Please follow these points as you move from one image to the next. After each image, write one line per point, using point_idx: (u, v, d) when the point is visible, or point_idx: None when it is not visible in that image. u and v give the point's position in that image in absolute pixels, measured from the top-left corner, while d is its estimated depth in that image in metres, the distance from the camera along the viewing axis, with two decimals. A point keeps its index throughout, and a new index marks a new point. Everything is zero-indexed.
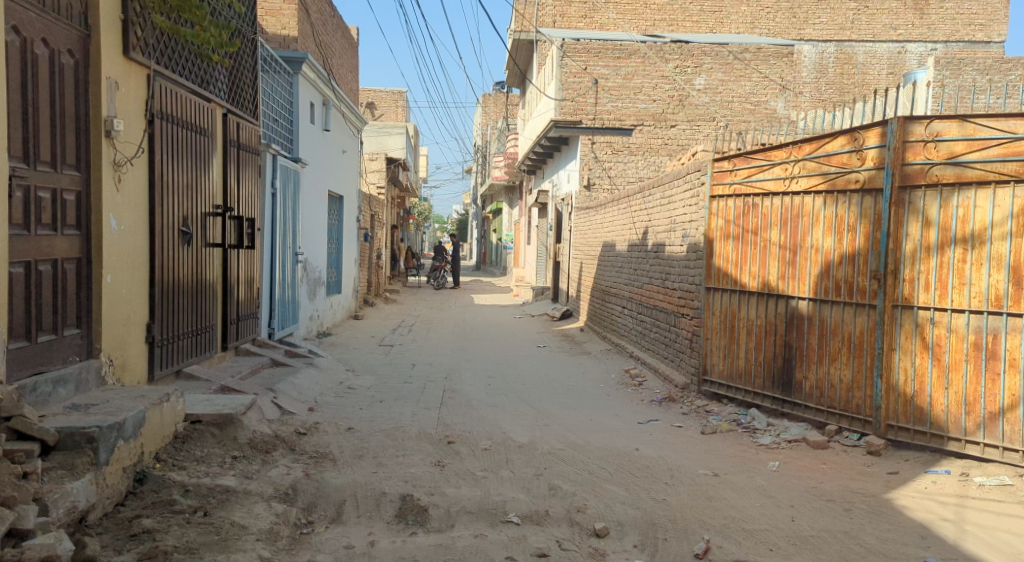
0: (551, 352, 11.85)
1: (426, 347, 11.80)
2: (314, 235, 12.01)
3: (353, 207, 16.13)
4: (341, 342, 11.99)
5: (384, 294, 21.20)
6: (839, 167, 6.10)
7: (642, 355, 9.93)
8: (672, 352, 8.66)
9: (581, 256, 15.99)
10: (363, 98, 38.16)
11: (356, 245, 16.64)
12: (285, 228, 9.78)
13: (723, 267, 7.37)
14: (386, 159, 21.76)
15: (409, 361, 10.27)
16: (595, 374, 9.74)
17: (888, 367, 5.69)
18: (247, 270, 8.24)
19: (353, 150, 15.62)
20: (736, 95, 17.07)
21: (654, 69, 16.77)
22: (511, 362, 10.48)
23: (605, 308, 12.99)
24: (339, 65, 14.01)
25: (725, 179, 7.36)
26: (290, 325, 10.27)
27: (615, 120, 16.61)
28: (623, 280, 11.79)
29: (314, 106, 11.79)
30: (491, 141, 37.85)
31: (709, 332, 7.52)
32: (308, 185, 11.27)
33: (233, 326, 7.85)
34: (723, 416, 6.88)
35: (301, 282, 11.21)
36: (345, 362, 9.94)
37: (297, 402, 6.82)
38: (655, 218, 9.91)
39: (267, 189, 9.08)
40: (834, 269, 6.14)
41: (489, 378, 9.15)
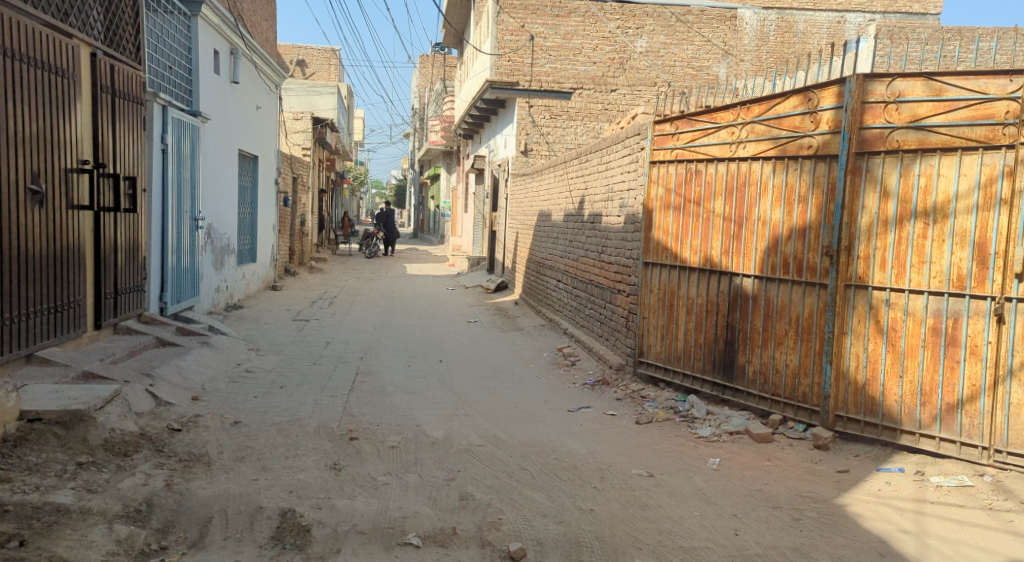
0: (482, 328, 11.14)
1: (346, 322, 10.93)
2: (219, 198, 10.94)
3: (272, 169, 15.01)
4: (252, 317, 11.03)
5: (310, 262, 20.11)
6: (791, 131, 5.49)
7: (577, 332, 9.30)
8: (607, 330, 8.06)
9: (517, 226, 15.27)
10: (292, 55, 36.29)
11: (276, 210, 15.54)
12: (177, 189, 8.76)
13: (662, 240, 6.74)
14: (312, 118, 20.53)
15: (324, 339, 9.40)
16: (526, 352, 9.09)
17: (838, 353, 5.12)
18: (126, 238, 7.29)
19: (270, 107, 14.46)
20: (678, 59, 16.43)
21: (595, 29, 15.96)
22: (436, 340, 9.73)
23: (540, 281, 12.31)
24: (250, 11, 12.80)
25: (666, 144, 6.70)
26: (188, 297, 9.29)
27: (553, 83, 15.90)
28: (558, 252, 11.13)
29: (216, 54, 10.77)
30: (428, 104, 36.55)
31: (646, 310, 6.91)
32: (209, 143, 10.20)
33: (110, 301, 6.93)
34: (659, 403, 6.29)
35: (203, 250, 10.20)
36: (252, 340, 9.04)
37: (179, 391, 5.94)
38: (593, 186, 9.23)
39: (153, 145, 8.07)
40: (783, 244, 5.55)
41: (410, 358, 8.38)
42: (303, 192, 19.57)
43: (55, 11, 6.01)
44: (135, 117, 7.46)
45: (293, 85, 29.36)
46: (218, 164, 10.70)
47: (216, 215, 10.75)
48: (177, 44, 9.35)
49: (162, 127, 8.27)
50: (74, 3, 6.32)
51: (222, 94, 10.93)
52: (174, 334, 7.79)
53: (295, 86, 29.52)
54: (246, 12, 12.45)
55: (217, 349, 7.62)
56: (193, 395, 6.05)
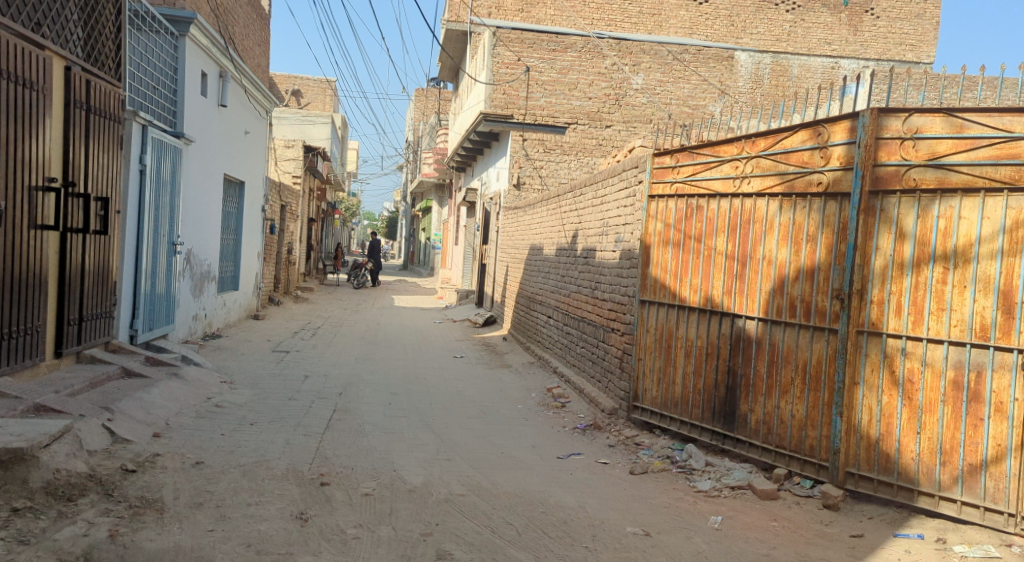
0: (468, 364, 10.73)
1: (327, 355, 10.51)
2: (201, 223, 10.58)
3: (259, 195, 14.68)
4: (230, 347, 10.59)
5: (295, 292, 19.68)
6: (799, 167, 5.20)
7: (567, 371, 8.93)
8: (599, 370, 7.70)
9: (507, 260, 14.95)
10: (287, 84, 36.25)
11: (261, 237, 15.17)
12: (155, 213, 8.40)
13: (660, 278, 6.40)
14: (304, 146, 20.36)
15: (302, 372, 8.98)
16: (513, 391, 8.69)
17: (849, 404, 4.77)
18: (95, 261, 6.91)
19: (259, 133, 14.19)
20: (674, 97, 16.31)
21: (591, 65, 15.88)
22: (420, 376, 9.32)
23: (529, 316, 11.95)
24: (242, 35, 12.58)
25: (666, 177, 6.41)
26: (161, 325, 8.87)
27: (548, 117, 15.72)
28: (549, 287, 10.80)
29: (204, 76, 10.49)
30: (422, 136, 36.46)
31: (642, 351, 6.56)
32: (191, 166, 9.87)
33: (73, 328, 6.52)
34: (655, 451, 5.91)
35: (181, 276, 9.81)
36: (226, 372, 8.61)
37: (138, 427, 5.52)
38: (587, 219, 8.93)
39: (131, 165, 7.72)
40: (790, 285, 5.23)
41: (391, 395, 7.97)
42: (291, 220, 19.22)
43: (25, 19, 5.70)
44: (111, 135, 7.14)
45: (287, 113, 29.19)
46: (201, 187, 10.37)
47: (196, 240, 10.38)
48: (161, 63, 9.07)
49: (141, 147, 7.94)
50: (48, 13, 6.03)
51: (208, 117, 10.64)
52: (142, 364, 7.36)
53: (289, 114, 29.34)
54: (237, 35, 12.22)
55: (186, 382, 7.19)
56: (154, 431, 5.62)
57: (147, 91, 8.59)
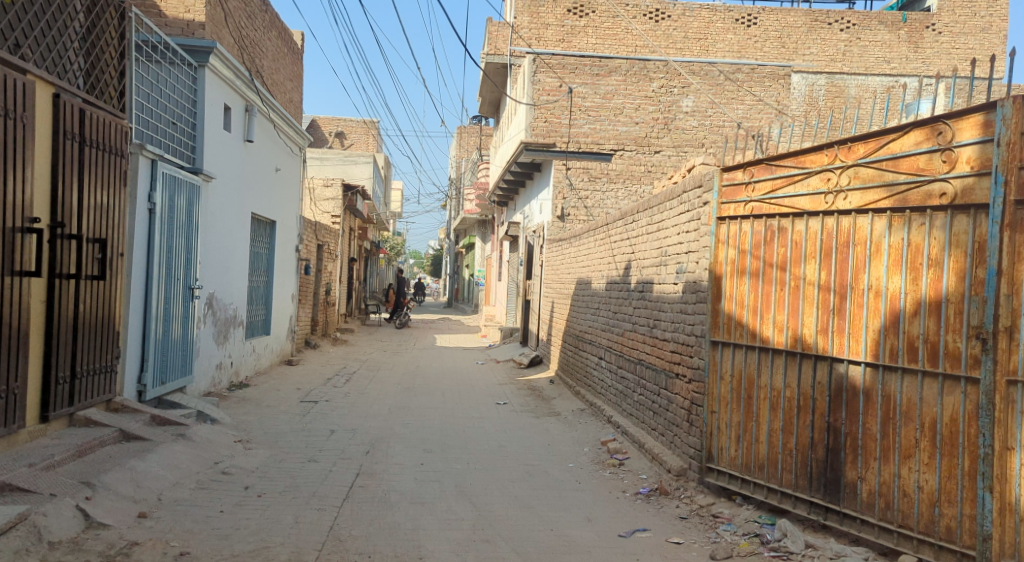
0: (512, 411, 9.74)
1: (359, 405, 9.66)
2: (224, 265, 9.90)
3: (292, 235, 14.07)
4: (255, 397, 9.82)
5: (335, 334, 19.00)
6: (911, 175, 4.20)
7: (624, 421, 7.90)
8: (662, 423, 6.67)
9: (553, 295, 14.01)
10: (330, 126, 36.20)
11: (296, 278, 14.52)
12: (167, 255, 7.70)
13: (735, 314, 5.38)
14: (343, 185, 19.84)
15: (328, 427, 8.12)
16: (563, 445, 7.70)
17: (1002, 476, 3.70)
18: (91, 309, 6.18)
19: (292, 170, 13.61)
20: (728, 119, 15.21)
21: (637, 89, 14.98)
22: (459, 428, 8.38)
23: (578, 357, 10.94)
24: (271, 68, 12.04)
25: (738, 196, 5.41)
26: (178, 377, 8.13)
27: (593, 144, 14.82)
28: (599, 325, 9.82)
29: (228, 109, 9.88)
30: (464, 172, 36.02)
31: (715, 402, 5.52)
32: (212, 205, 9.21)
33: (63, 386, 5.79)
34: (738, 527, 4.84)
35: (202, 323, 9.10)
36: (244, 429, 7.79)
37: (121, 508, 4.68)
38: (641, 249, 7.96)
39: (137, 203, 7.04)
40: (907, 322, 4.18)
41: (424, 454, 7.05)
42: (330, 261, 18.62)
43: None
44: (113, 171, 6.47)
45: (329, 155, 28.95)
46: (224, 227, 9.71)
47: (219, 283, 9.70)
48: (178, 95, 8.45)
49: (152, 184, 7.29)
50: (30, 33, 5.37)
51: (232, 153, 10.02)
52: (147, 424, 6.58)
53: (330, 156, 29.04)
54: (266, 69, 11.68)
55: (194, 444, 6.38)
56: (141, 510, 4.78)
57: (162, 126, 7.97)
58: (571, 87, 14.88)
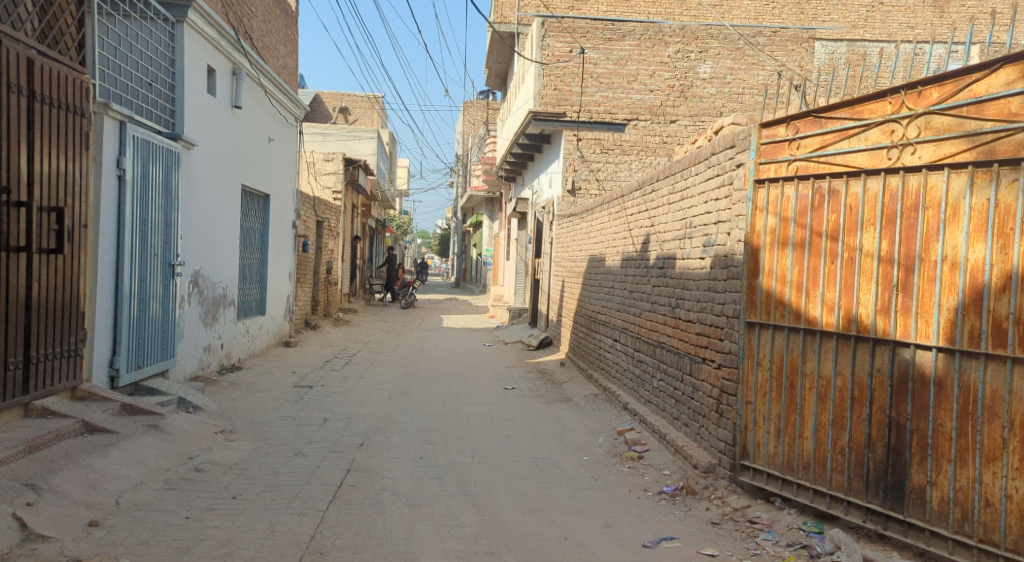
0: (520, 396, 9.10)
1: (357, 390, 9.04)
2: (211, 240, 9.24)
3: (289, 210, 13.40)
4: (247, 382, 9.22)
5: (337, 314, 18.39)
6: (997, 122, 3.49)
7: (642, 410, 7.26)
8: (687, 413, 6.02)
9: (563, 273, 13.29)
10: (333, 103, 35.38)
11: (294, 256, 13.86)
12: (141, 227, 7.05)
13: (776, 291, 4.68)
14: (344, 159, 19.16)
15: (321, 415, 7.50)
16: (576, 435, 7.06)
17: None
18: (45, 286, 5.54)
19: (287, 142, 12.93)
20: (747, 86, 14.37)
21: (652, 54, 14.15)
22: (462, 415, 7.75)
23: (591, 339, 10.27)
24: (261, 30, 11.25)
25: (780, 155, 4.69)
26: (157, 361, 7.51)
27: (605, 113, 14.05)
28: (613, 305, 9.15)
29: (212, 73, 9.18)
30: (470, 148, 35.20)
31: (752, 392, 4.83)
32: (195, 175, 8.54)
33: (14, 372, 5.20)
34: (780, 535, 4.19)
35: (186, 302, 8.47)
36: (229, 417, 7.18)
37: (69, 515, 4.06)
38: (662, 221, 7.26)
39: (102, 169, 6.37)
40: (991, 300, 3.48)
41: (424, 446, 6.41)
42: (331, 238, 17.94)
43: None
44: (69, 133, 5.89)
45: (332, 129, 27.89)
46: (210, 200, 9.06)
47: (206, 259, 9.06)
48: (153, 53, 7.75)
49: (120, 150, 6.64)
50: None
51: (218, 120, 9.35)
52: (117, 413, 5.97)
53: (333, 131, 28.03)
54: (255, 31, 10.95)
55: (167, 437, 5.76)
56: (93, 517, 4.17)
57: (134, 86, 7.31)
58: (583, 51, 14.08)
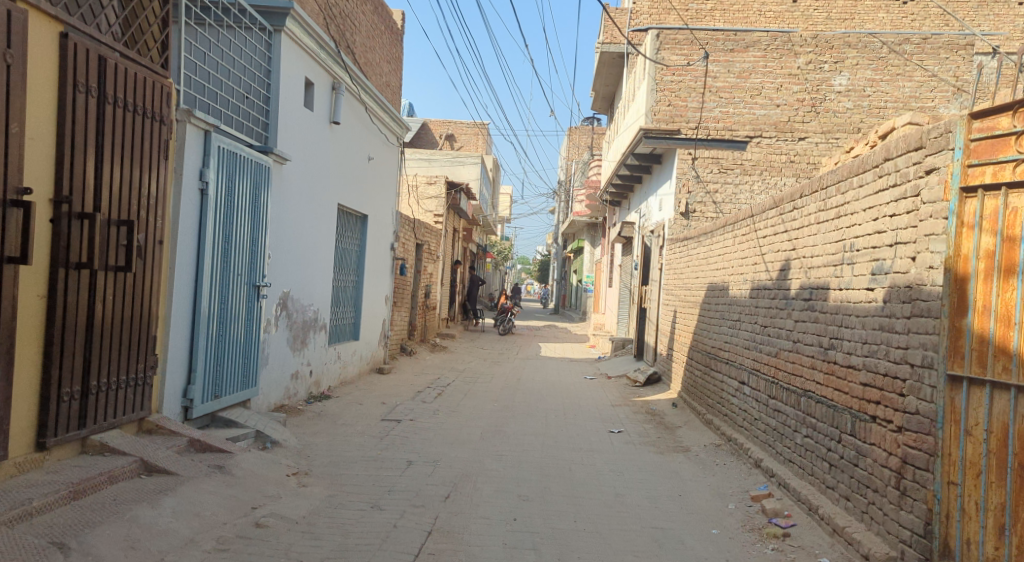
0: (628, 443, 8.04)
1: (448, 428, 8.24)
2: (303, 260, 8.71)
3: (388, 231, 12.88)
4: (333, 413, 8.58)
5: (434, 339, 17.80)
6: None
7: (782, 470, 6.11)
8: (851, 483, 4.87)
9: (675, 303, 12.16)
10: (440, 128, 35.46)
11: (391, 279, 13.33)
12: (224, 245, 6.51)
13: (996, 335, 3.60)
14: (447, 182, 18.65)
15: (407, 458, 6.71)
16: (700, 498, 5.96)
17: None
18: (112, 307, 4.97)
19: (388, 161, 12.41)
20: (890, 99, 12.89)
21: (780, 66, 12.92)
22: (565, 464, 6.79)
23: (710, 379, 9.10)
24: (363, 44, 10.75)
25: (1003, 152, 3.66)
26: (237, 390, 6.92)
27: (725, 130, 12.88)
28: (738, 342, 8.02)
29: (310, 85, 8.70)
30: (573, 174, 34.36)
31: (956, 470, 3.71)
32: (287, 191, 8.00)
33: (69, 404, 4.61)
34: None
35: (273, 326, 7.94)
36: (307, 456, 6.50)
37: None
38: (807, 245, 6.13)
39: (184, 181, 5.85)
40: None
41: (520, 505, 5.49)
42: (430, 262, 17.43)
43: None
44: (147, 141, 5.29)
45: (437, 154, 27.69)
46: (303, 219, 8.54)
47: (296, 281, 8.52)
48: (249, 63, 7.25)
49: (204, 161, 6.11)
50: None
51: (317, 135, 8.86)
52: (183, 450, 5.34)
53: (438, 156, 27.77)
54: (358, 45, 10.50)
55: (232, 482, 5.07)
56: None
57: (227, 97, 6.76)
58: (705, 61, 13.02)
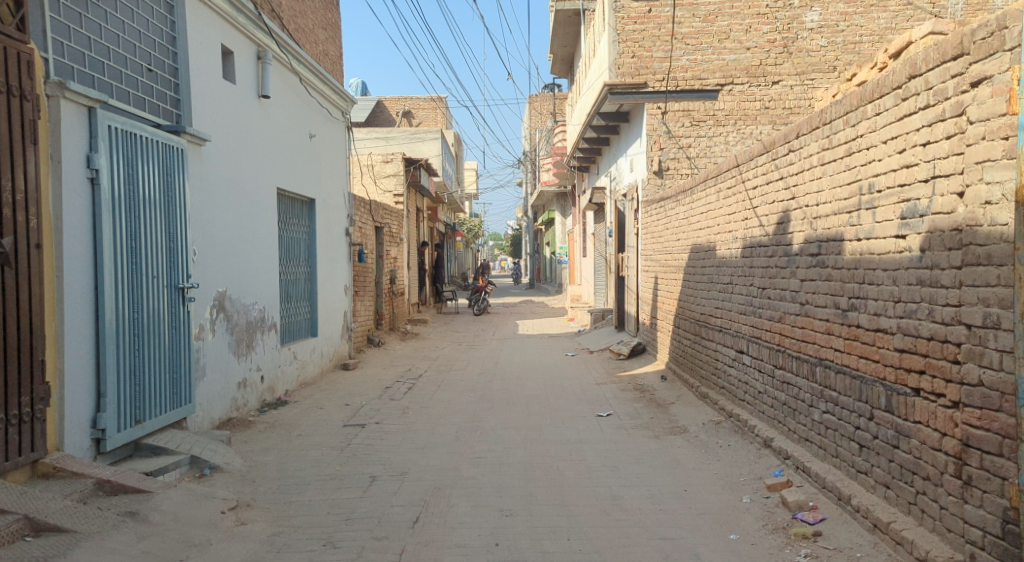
0: (619, 428, 7.24)
1: (419, 429, 7.37)
2: (240, 254, 7.72)
3: (341, 215, 11.87)
4: (289, 423, 7.66)
5: (404, 326, 16.85)
6: None
7: (799, 451, 5.33)
8: (891, 468, 4.09)
9: (655, 269, 11.37)
10: (396, 107, 34.15)
11: (349, 267, 12.34)
12: (131, 240, 5.52)
13: None
14: (404, 159, 17.67)
15: (370, 472, 5.82)
16: (710, 493, 5.15)
17: None
18: None
19: (333, 139, 11.37)
20: (866, 33, 12.08)
21: (747, 5, 12.02)
22: (551, 463, 5.96)
23: (701, 349, 8.33)
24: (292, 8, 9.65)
25: None
26: (168, 411, 5.96)
27: (694, 79, 12.04)
28: (732, 308, 7.23)
29: (230, 53, 7.64)
30: (538, 143, 33.31)
31: None
32: (210, 177, 6.98)
33: None
34: None
35: (210, 332, 6.98)
36: (252, 481, 5.58)
37: None
38: (810, 191, 5.29)
39: (66, 168, 4.86)
40: None
41: (501, 525, 4.64)
42: (394, 245, 16.43)
43: None
44: (5, 120, 4.28)
45: (395, 132, 26.49)
46: (234, 208, 7.54)
47: (233, 278, 7.55)
48: (151, 28, 6.18)
49: (90, 144, 5.10)
50: None
51: (243, 111, 7.84)
52: (90, 495, 4.40)
53: (396, 134, 26.59)
54: (286, 10, 9.41)
55: (146, 535, 4.15)
56: None
57: (132, 73, 5.83)
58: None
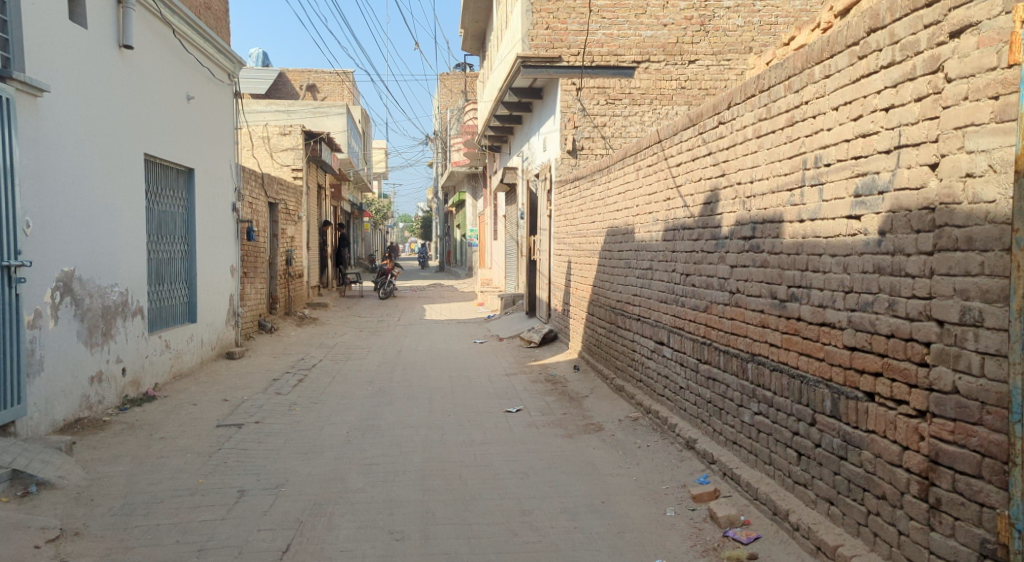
0: (529, 425, 6.60)
1: (305, 428, 6.52)
2: (93, 228, 6.63)
3: (228, 189, 10.74)
4: (153, 423, 6.66)
5: (303, 310, 15.77)
6: None
7: (726, 455, 4.81)
8: (837, 482, 3.57)
9: (569, 253, 10.80)
10: (300, 80, 32.50)
11: (237, 247, 11.24)
12: None
13: None
14: (303, 132, 16.50)
15: (238, 485, 4.96)
16: (629, 504, 4.56)
17: None
18: None
19: (218, 103, 10.22)
20: (781, 14, 11.80)
21: None
22: (452, 470, 5.25)
23: (617, 339, 7.79)
24: None
25: None
26: None
27: (610, 55, 11.43)
28: (651, 296, 6.69)
29: None
30: (449, 122, 32.39)
31: None
32: (50, 135, 5.88)
33: None
34: None
35: (52, 319, 5.91)
36: (89, 500, 4.62)
37: None
38: (743, 167, 4.75)
39: None
40: None
41: (388, 551, 3.90)
42: (291, 223, 15.30)
43: None
44: None
45: (297, 105, 25.03)
46: (83, 173, 6.43)
47: (84, 257, 6.46)
48: None
49: None
50: None
51: (96, 61, 6.70)
52: None
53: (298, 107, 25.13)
54: None
55: None
56: None
57: None
58: None
